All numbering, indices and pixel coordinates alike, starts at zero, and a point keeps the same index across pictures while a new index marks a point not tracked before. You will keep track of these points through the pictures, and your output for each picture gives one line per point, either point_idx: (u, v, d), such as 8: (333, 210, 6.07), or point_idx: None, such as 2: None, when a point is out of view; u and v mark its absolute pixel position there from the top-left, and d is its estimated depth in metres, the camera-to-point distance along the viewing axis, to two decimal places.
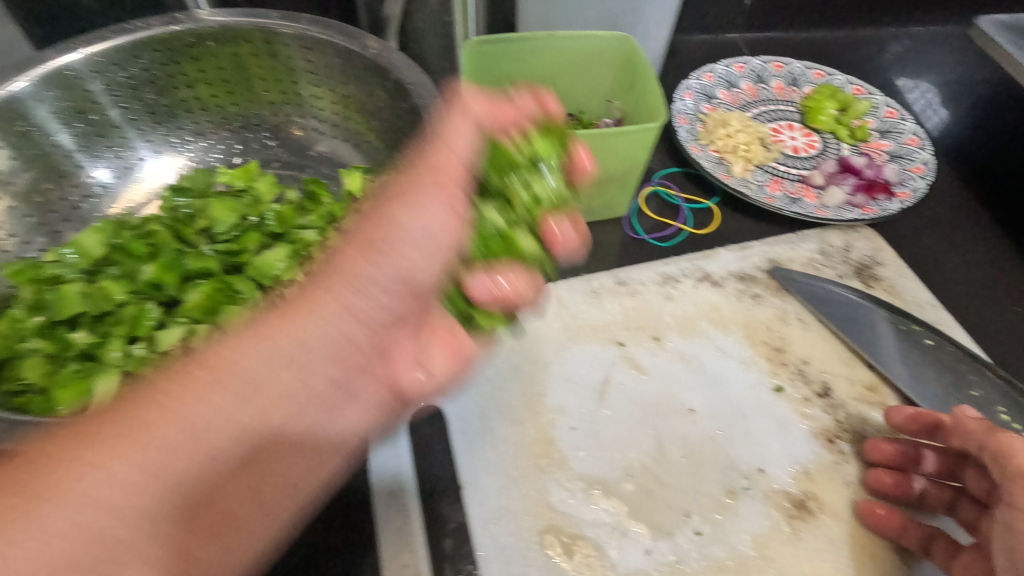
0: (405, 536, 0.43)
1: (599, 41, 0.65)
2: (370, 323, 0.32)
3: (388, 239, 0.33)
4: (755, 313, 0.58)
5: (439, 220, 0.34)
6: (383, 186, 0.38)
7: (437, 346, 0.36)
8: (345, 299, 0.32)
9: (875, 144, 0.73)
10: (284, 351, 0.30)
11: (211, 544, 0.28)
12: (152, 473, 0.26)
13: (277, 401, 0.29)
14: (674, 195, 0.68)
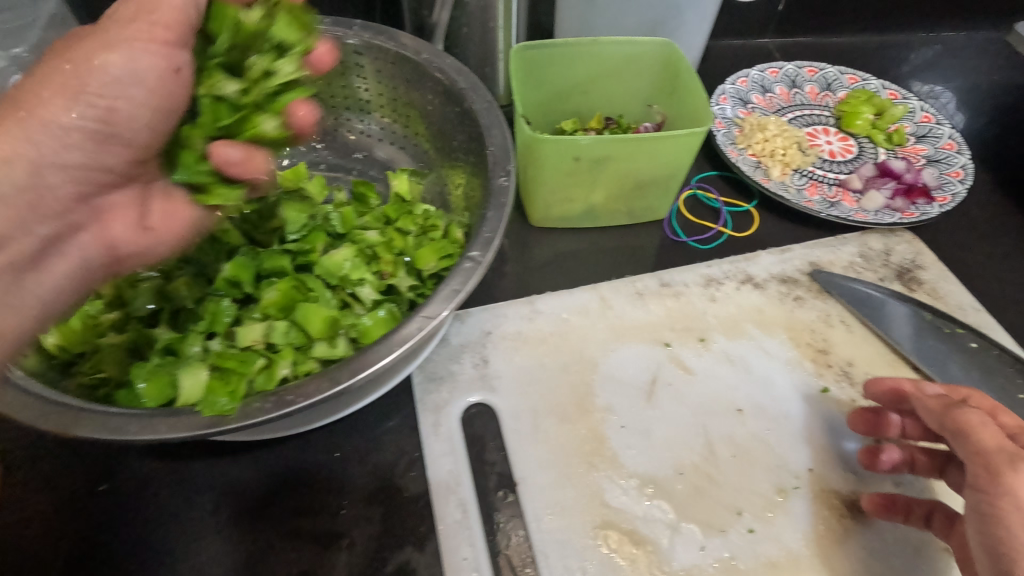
0: (462, 531, 0.45)
1: (641, 48, 0.66)
2: (58, 173, 0.39)
3: (88, 80, 0.37)
4: (798, 315, 0.59)
5: (141, 60, 0.38)
6: (106, 16, 0.39)
7: (158, 207, 0.43)
8: (29, 131, 0.36)
9: (912, 148, 0.74)
10: None
11: None
12: None
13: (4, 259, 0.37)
14: (713, 198, 0.69)
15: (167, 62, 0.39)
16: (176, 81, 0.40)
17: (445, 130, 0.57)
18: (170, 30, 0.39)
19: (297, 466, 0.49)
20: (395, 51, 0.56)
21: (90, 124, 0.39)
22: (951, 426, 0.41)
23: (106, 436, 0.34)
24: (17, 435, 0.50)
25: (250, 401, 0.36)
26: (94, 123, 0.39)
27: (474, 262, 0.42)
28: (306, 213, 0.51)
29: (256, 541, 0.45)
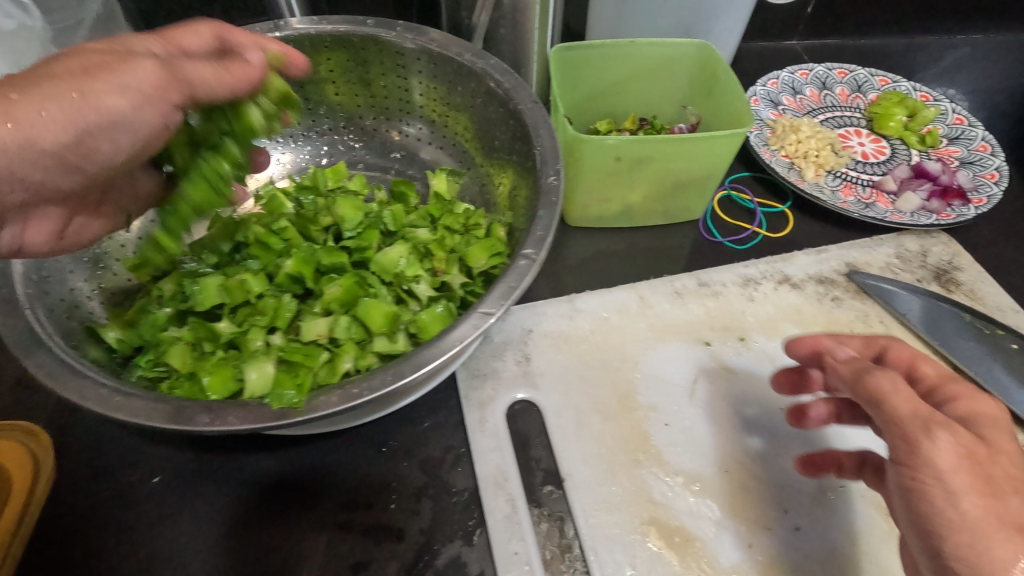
0: (513, 525, 0.46)
1: (676, 49, 0.66)
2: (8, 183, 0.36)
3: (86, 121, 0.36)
4: (837, 315, 0.60)
5: (134, 122, 0.38)
6: (109, 54, 0.37)
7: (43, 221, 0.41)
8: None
9: (945, 150, 0.74)
10: None
11: None
12: None
13: None
14: (748, 199, 0.69)
15: (162, 120, 0.39)
16: (158, 134, 0.39)
17: (487, 130, 0.57)
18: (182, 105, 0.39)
19: (346, 460, 0.50)
20: (437, 53, 0.56)
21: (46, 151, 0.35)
22: (866, 395, 0.38)
23: (176, 425, 0.35)
24: (73, 427, 0.51)
25: (318, 394, 0.37)
26: (72, 156, 0.37)
27: (528, 259, 0.42)
28: (361, 211, 0.51)
29: (308, 533, 0.46)
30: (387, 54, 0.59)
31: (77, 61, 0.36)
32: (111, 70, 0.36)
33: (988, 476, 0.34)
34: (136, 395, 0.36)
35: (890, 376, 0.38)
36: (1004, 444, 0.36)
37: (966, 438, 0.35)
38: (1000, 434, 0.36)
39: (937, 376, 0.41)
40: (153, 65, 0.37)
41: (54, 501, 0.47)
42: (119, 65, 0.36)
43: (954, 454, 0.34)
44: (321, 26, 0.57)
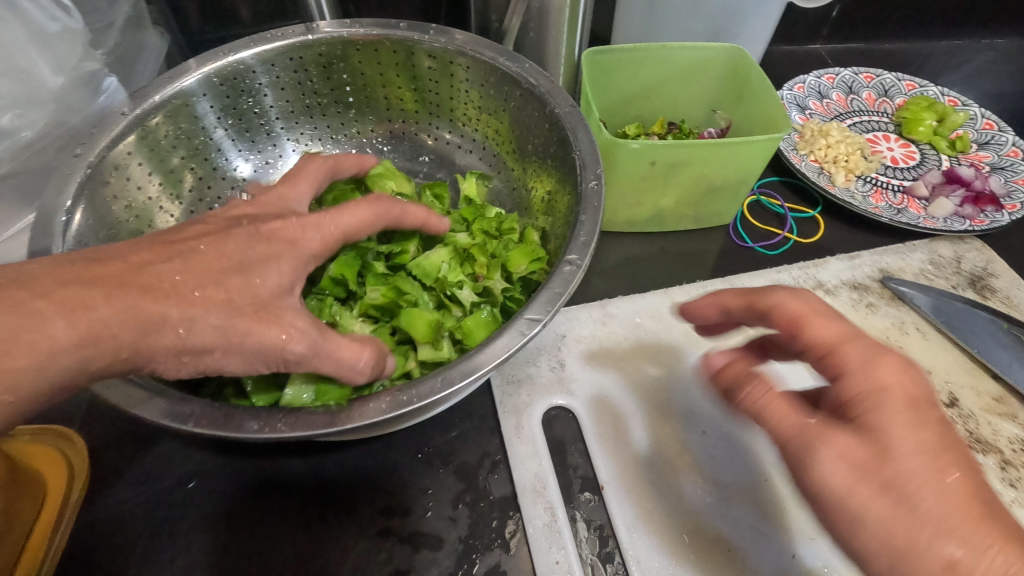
0: (554, 534, 0.46)
1: (708, 53, 0.66)
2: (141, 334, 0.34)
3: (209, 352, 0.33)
4: (872, 322, 0.59)
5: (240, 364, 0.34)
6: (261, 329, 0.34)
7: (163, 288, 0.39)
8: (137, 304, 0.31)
9: (975, 155, 0.73)
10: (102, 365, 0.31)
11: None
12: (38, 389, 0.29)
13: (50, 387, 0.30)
14: (778, 204, 0.69)
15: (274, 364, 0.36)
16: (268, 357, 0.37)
17: (522, 134, 0.57)
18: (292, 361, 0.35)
19: (382, 465, 0.49)
20: (471, 57, 0.56)
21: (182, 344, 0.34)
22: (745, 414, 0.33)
23: (225, 431, 0.34)
24: (109, 431, 0.51)
25: (367, 401, 0.36)
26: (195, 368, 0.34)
27: (572, 265, 0.42)
28: None
29: (346, 541, 0.46)
30: (419, 56, 0.58)
31: (250, 291, 0.34)
32: (261, 325, 0.34)
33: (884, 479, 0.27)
34: (182, 401, 0.36)
35: (764, 382, 0.32)
36: (916, 432, 0.28)
37: (851, 445, 0.28)
38: (911, 417, 0.28)
39: (831, 343, 0.31)
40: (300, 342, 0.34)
41: (90, 508, 0.47)
42: (276, 322, 0.34)
43: (840, 472, 0.28)
44: (353, 29, 0.57)
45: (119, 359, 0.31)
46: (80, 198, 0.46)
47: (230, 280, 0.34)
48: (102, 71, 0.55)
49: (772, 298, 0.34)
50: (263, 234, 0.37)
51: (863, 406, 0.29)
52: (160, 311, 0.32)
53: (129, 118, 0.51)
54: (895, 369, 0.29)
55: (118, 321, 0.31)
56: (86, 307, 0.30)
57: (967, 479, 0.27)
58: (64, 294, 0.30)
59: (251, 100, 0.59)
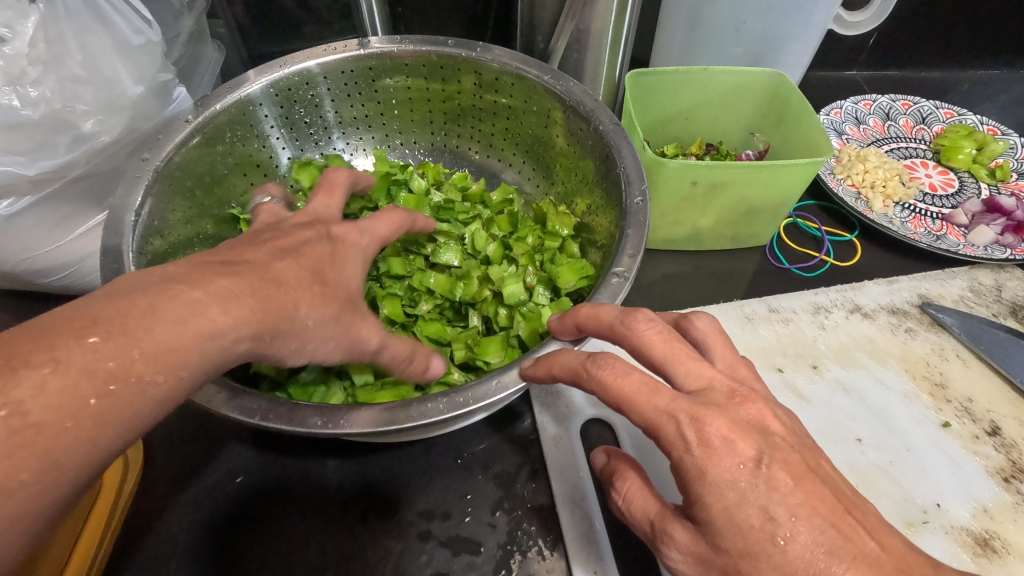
0: (592, 545, 0.46)
1: (751, 77, 0.67)
2: (226, 303, 0.30)
3: (279, 329, 0.32)
4: (912, 347, 0.59)
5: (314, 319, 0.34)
6: (307, 286, 0.35)
7: (296, 269, 0.35)
8: (272, 287, 0.33)
9: (1015, 184, 0.73)
10: (199, 343, 0.29)
11: (101, 419, 0.26)
12: (160, 363, 0.27)
13: (156, 357, 0.27)
14: (815, 227, 0.69)
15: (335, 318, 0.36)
16: (339, 338, 0.36)
17: (565, 151, 0.59)
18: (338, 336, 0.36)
19: (423, 469, 0.50)
20: (517, 73, 0.57)
21: (304, 342, 0.34)
22: (613, 482, 0.35)
23: (289, 427, 0.36)
24: (164, 427, 0.52)
25: (424, 401, 0.37)
26: (263, 325, 0.31)
27: (620, 277, 0.42)
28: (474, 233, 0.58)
29: (387, 541, 0.46)
30: (465, 72, 0.60)
31: (335, 277, 0.37)
32: (354, 319, 0.37)
33: (714, 547, 0.29)
34: (244, 396, 0.37)
35: (630, 479, 0.34)
36: (745, 505, 0.28)
37: (689, 538, 0.30)
38: (742, 491, 0.28)
39: (652, 420, 0.30)
40: (362, 332, 0.37)
41: (139, 501, 0.48)
42: (362, 318, 0.38)
43: (689, 543, 0.30)
44: (402, 45, 0.58)
45: (253, 343, 0.31)
46: (148, 197, 0.48)
47: (327, 274, 0.37)
48: (172, 82, 0.59)
49: (605, 363, 0.33)
50: (334, 237, 0.40)
51: (702, 494, 0.29)
52: (292, 301, 0.33)
53: (191, 126, 0.52)
54: (727, 433, 0.29)
55: (240, 311, 0.30)
56: (232, 297, 0.31)
57: (805, 536, 0.27)
58: (217, 284, 0.31)
59: (303, 110, 0.62)
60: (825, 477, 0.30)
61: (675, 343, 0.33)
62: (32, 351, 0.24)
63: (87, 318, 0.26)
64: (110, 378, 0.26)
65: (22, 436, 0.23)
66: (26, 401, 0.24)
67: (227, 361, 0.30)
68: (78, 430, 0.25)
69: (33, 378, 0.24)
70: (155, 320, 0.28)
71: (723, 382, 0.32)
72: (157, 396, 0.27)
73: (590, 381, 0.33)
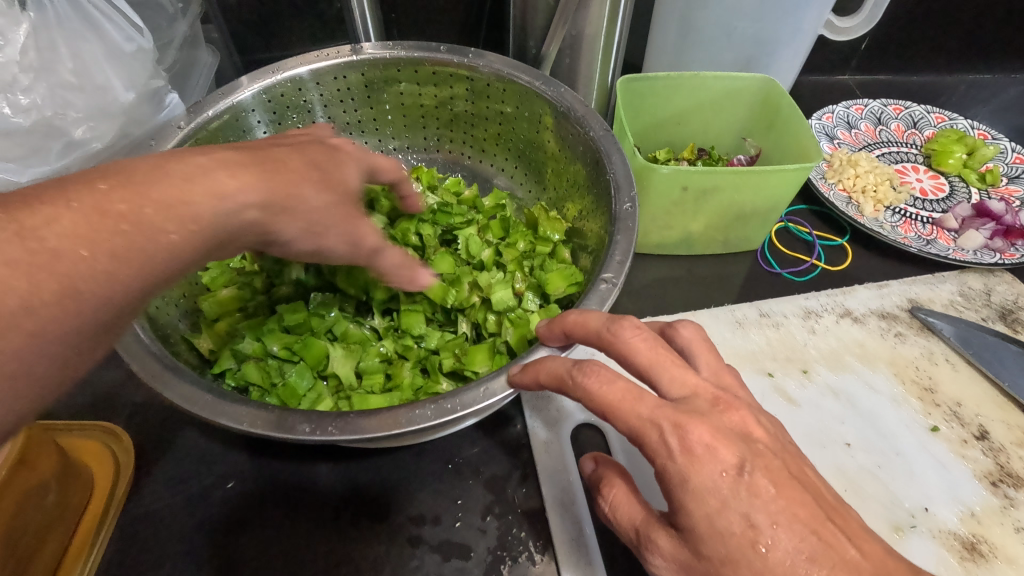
0: (581, 550, 0.46)
1: (742, 82, 0.67)
2: (235, 169, 0.32)
3: (290, 199, 0.34)
4: (901, 351, 0.59)
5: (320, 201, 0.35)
6: (307, 164, 0.36)
7: (303, 156, 0.37)
8: (288, 169, 0.34)
9: (1005, 189, 0.73)
10: (206, 201, 0.30)
11: (113, 260, 0.26)
12: (172, 210, 0.28)
13: (174, 206, 0.29)
14: (806, 231, 0.69)
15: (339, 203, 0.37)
16: (344, 219, 0.37)
17: (557, 156, 0.59)
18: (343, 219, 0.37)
19: (414, 474, 0.50)
20: (508, 78, 0.58)
21: (311, 228, 0.35)
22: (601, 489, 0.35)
23: (278, 433, 0.36)
24: (155, 433, 0.52)
25: (412, 408, 0.37)
26: (274, 197, 0.33)
27: (609, 284, 0.42)
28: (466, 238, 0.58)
29: (378, 546, 0.47)
30: (456, 78, 0.60)
31: (343, 177, 0.38)
32: (355, 211, 0.38)
33: (697, 557, 0.29)
34: (233, 403, 0.37)
35: (617, 485, 0.34)
36: (726, 512, 0.28)
37: (672, 546, 0.30)
38: (724, 498, 0.28)
39: (635, 428, 0.30)
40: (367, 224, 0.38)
41: (130, 509, 0.48)
42: (363, 221, 0.38)
43: (674, 549, 0.30)
44: (394, 51, 0.59)
45: (262, 213, 0.33)
46: None
47: (329, 167, 0.37)
48: (165, 89, 0.58)
49: (590, 371, 0.33)
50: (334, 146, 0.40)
51: (684, 502, 0.29)
52: (296, 182, 0.34)
53: (183, 132, 0.52)
54: (709, 440, 0.29)
55: (254, 183, 0.32)
56: (241, 168, 0.32)
57: (787, 543, 0.28)
58: (224, 156, 0.32)
59: (296, 115, 0.62)
60: (807, 484, 0.31)
61: (660, 350, 0.33)
62: (43, 197, 0.25)
63: (101, 173, 0.28)
64: (121, 219, 0.27)
65: (41, 261, 0.24)
66: (35, 228, 0.24)
67: (233, 230, 0.31)
68: (93, 261, 0.25)
69: (49, 211, 0.25)
70: (166, 177, 0.29)
71: (708, 390, 0.32)
72: (166, 246, 0.28)
73: (575, 388, 0.33)
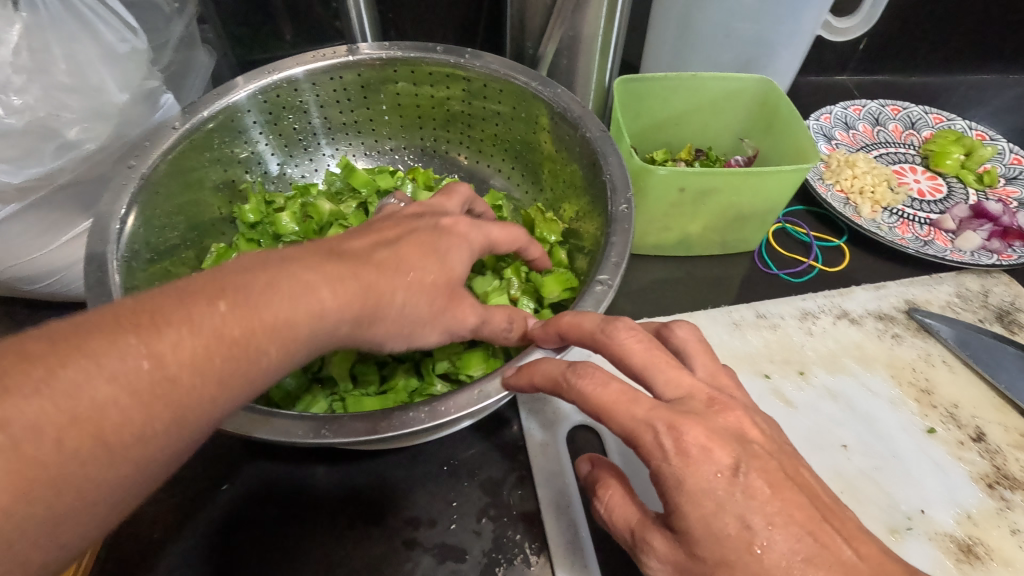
0: (577, 550, 0.46)
1: (740, 83, 0.67)
2: (336, 285, 0.31)
3: (379, 310, 0.33)
4: (898, 352, 0.59)
5: (417, 305, 0.35)
6: (408, 264, 0.35)
7: (410, 255, 0.36)
8: (389, 280, 0.34)
9: (1003, 190, 0.73)
10: (307, 319, 0.30)
11: (217, 381, 0.27)
12: (276, 331, 0.29)
13: (276, 329, 0.29)
14: (803, 232, 0.69)
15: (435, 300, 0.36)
16: (438, 311, 0.36)
17: (554, 157, 0.59)
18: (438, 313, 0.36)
19: (409, 475, 0.50)
20: (505, 79, 0.57)
21: (401, 328, 0.35)
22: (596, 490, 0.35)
23: (271, 433, 0.36)
24: None
25: (406, 409, 0.37)
26: (365, 309, 0.33)
27: (604, 285, 0.42)
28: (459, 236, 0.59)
29: (373, 548, 0.46)
30: (453, 78, 0.60)
31: (445, 268, 0.37)
32: (453, 303, 0.37)
33: (691, 558, 0.29)
34: None
35: (612, 488, 0.34)
36: (722, 515, 0.28)
37: (668, 548, 0.30)
38: (719, 500, 0.28)
39: (630, 430, 0.30)
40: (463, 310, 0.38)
41: (124, 511, 0.48)
42: (461, 303, 0.38)
43: (669, 550, 0.30)
44: (391, 52, 0.58)
45: (356, 325, 0.33)
46: (133, 206, 0.48)
47: (431, 262, 0.36)
48: (160, 89, 0.58)
49: (585, 372, 0.33)
50: (443, 226, 0.39)
51: (679, 505, 0.29)
52: (391, 288, 0.34)
53: (178, 132, 0.52)
54: (705, 442, 0.29)
55: (351, 296, 0.32)
56: (342, 281, 0.32)
57: (782, 545, 0.28)
58: (331, 269, 0.32)
59: (292, 116, 0.62)
60: (803, 485, 0.31)
61: (655, 352, 0.33)
62: (168, 317, 0.27)
63: (217, 289, 0.28)
64: (234, 345, 0.28)
65: (158, 392, 0.26)
66: (163, 356, 0.26)
67: (335, 341, 0.32)
68: (202, 389, 0.27)
69: (173, 335, 0.26)
70: (273, 297, 0.29)
71: (703, 391, 0.32)
72: (267, 363, 0.29)
73: (570, 390, 0.33)
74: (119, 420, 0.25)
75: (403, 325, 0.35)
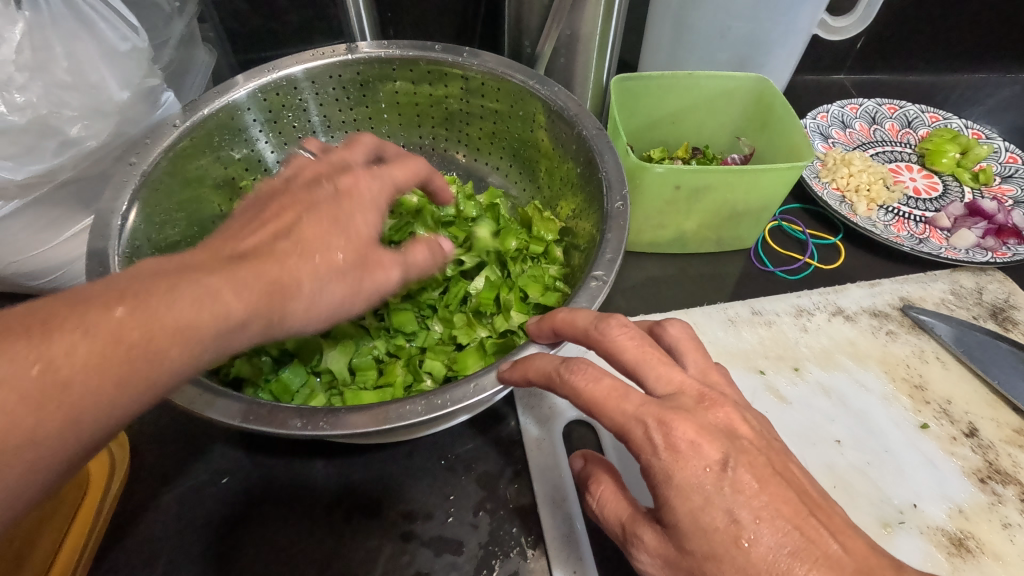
0: (572, 545, 0.47)
1: (736, 82, 0.68)
2: (235, 285, 0.31)
3: (284, 303, 0.33)
4: (892, 350, 0.59)
5: (328, 290, 0.35)
6: (302, 245, 0.35)
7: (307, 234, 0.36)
8: (286, 268, 0.34)
9: (999, 188, 0.74)
10: (206, 323, 0.30)
11: (112, 382, 0.27)
12: (173, 335, 0.29)
13: (172, 334, 0.29)
14: (799, 230, 0.70)
15: (346, 280, 0.35)
16: (352, 292, 0.36)
17: (551, 156, 0.59)
18: (356, 289, 0.36)
19: (407, 470, 0.51)
20: (503, 78, 0.58)
21: (316, 315, 0.34)
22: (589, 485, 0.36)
23: (269, 427, 0.36)
24: (151, 428, 0.53)
25: (403, 403, 0.37)
26: (267, 307, 0.32)
27: (599, 281, 0.43)
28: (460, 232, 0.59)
29: (370, 541, 0.47)
30: (452, 77, 0.61)
31: (352, 238, 0.37)
32: (369, 272, 0.36)
33: (680, 550, 0.29)
34: (226, 399, 0.37)
35: (604, 483, 0.35)
36: (709, 508, 0.28)
37: (657, 541, 0.31)
38: (707, 494, 0.29)
39: (621, 425, 0.31)
40: (383, 273, 0.37)
41: (124, 503, 0.49)
42: (375, 270, 0.37)
43: (658, 544, 0.31)
44: (389, 51, 0.59)
45: (261, 326, 0.32)
46: (134, 202, 0.48)
47: (334, 238, 0.36)
48: (160, 87, 0.59)
49: (577, 368, 0.33)
50: (344, 191, 0.39)
51: (668, 498, 0.29)
52: (294, 278, 0.34)
53: (179, 130, 0.53)
54: (694, 437, 0.30)
55: (252, 299, 0.32)
56: (242, 282, 0.32)
57: (769, 538, 0.28)
58: (235, 272, 0.32)
59: (292, 114, 0.62)
60: (791, 480, 0.31)
61: (647, 349, 0.34)
62: (65, 318, 0.27)
63: (120, 293, 0.28)
64: (131, 347, 0.27)
65: (51, 393, 0.26)
66: (56, 359, 0.26)
67: (243, 342, 0.32)
68: (99, 392, 0.27)
69: (65, 340, 0.26)
70: (174, 301, 0.29)
71: (693, 386, 0.33)
72: (170, 366, 0.29)
73: (563, 385, 0.34)
74: (13, 424, 0.25)
75: (320, 313, 0.34)
